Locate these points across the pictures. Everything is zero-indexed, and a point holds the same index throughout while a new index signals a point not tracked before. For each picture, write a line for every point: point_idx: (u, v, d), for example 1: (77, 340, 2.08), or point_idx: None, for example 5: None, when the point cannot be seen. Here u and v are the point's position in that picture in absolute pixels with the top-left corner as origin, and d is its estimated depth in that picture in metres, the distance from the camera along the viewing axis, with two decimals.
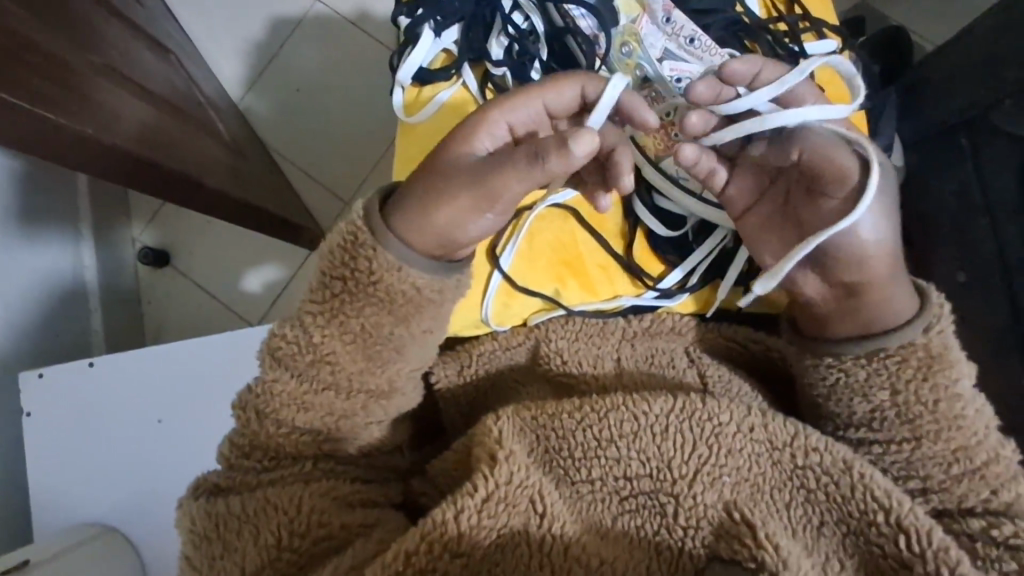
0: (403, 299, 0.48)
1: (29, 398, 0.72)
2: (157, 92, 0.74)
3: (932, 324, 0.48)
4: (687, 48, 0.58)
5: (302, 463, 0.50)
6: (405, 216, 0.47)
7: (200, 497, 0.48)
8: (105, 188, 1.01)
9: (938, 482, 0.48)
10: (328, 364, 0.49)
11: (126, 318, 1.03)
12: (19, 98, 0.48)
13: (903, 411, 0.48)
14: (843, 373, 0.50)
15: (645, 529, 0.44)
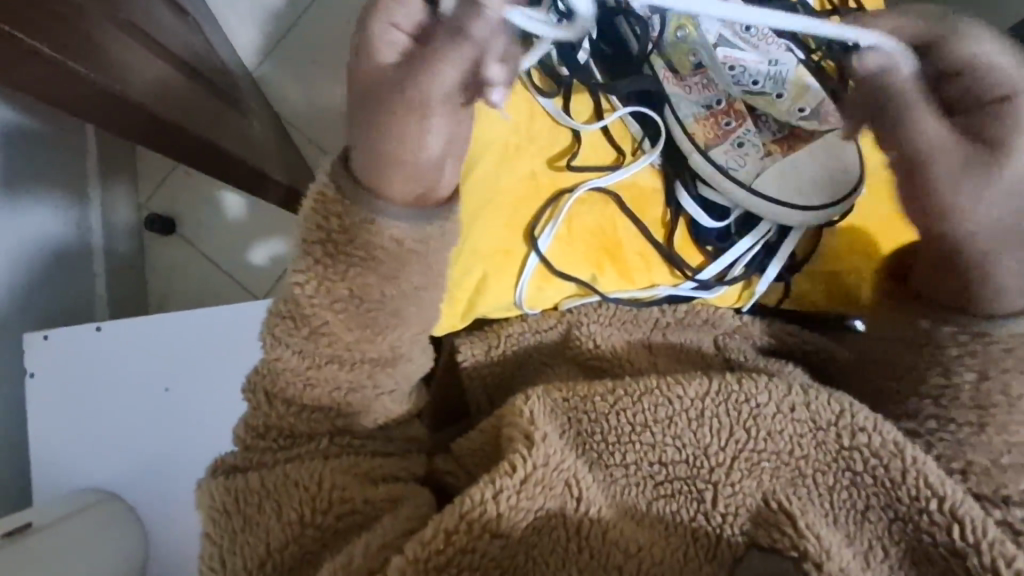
0: (387, 257, 0.45)
1: (33, 358, 0.80)
2: (167, 46, 0.82)
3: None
4: (743, 36, 0.59)
5: (318, 440, 0.50)
6: (371, 167, 0.43)
7: (219, 476, 0.49)
8: (113, 155, 1.10)
9: (983, 468, 0.46)
10: (323, 335, 0.47)
11: (128, 284, 1.12)
12: (40, 45, 0.55)
13: (979, 395, 0.47)
14: (962, 348, 0.48)
15: (681, 515, 0.43)
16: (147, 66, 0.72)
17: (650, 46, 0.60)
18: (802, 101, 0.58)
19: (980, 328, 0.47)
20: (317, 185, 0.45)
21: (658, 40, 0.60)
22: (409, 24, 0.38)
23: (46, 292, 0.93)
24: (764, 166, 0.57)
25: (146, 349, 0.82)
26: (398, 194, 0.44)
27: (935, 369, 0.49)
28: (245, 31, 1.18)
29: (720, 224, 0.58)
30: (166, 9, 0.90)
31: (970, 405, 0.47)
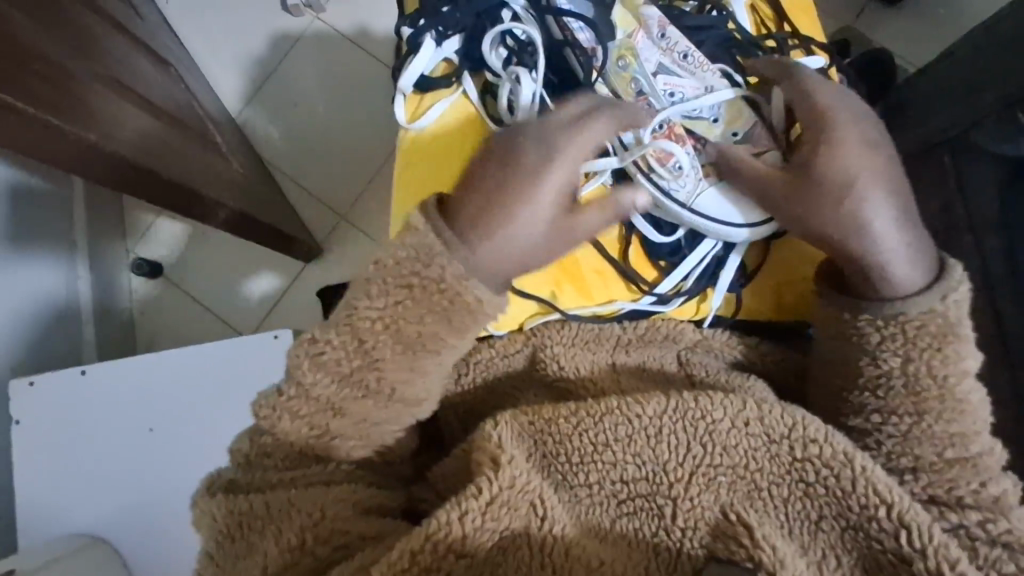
0: (464, 310, 0.50)
1: (17, 406, 0.81)
2: (149, 97, 0.85)
3: (948, 292, 0.51)
4: (681, 63, 0.62)
5: (325, 463, 0.51)
6: (483, 234, 0.49)
7: (220, 495, 0.49)
8: (100, 203, 1.13)
9: (929, 463, 0.50)
10: (375, 369, 0.50)
11: (117, 329, 1.13)
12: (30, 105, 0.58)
13: (908, 381, 0.51)
14: (882, 333, 0.51)
15: (643, 531, 0.44)
16: (128, 118, 0.75)
17: (595, 75, 0.62)
18: (735, 125, 0.61)
19: (895, 313, 0.51)
20: (412, 239, 0.49)
21: (602, 70, 0.62)
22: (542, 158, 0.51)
23: (31, 341, 0.94)
24: (704, 187, 0.58)
25: (133, 390, 0.84)
26: (498, 261, 0.50)
27: (865, 359, 0.52)
28: (228, 78, 1.22)
29: (667, 240, 0.59)
30: (148, 62, 0.94)
31: (906, 394, 0.51)
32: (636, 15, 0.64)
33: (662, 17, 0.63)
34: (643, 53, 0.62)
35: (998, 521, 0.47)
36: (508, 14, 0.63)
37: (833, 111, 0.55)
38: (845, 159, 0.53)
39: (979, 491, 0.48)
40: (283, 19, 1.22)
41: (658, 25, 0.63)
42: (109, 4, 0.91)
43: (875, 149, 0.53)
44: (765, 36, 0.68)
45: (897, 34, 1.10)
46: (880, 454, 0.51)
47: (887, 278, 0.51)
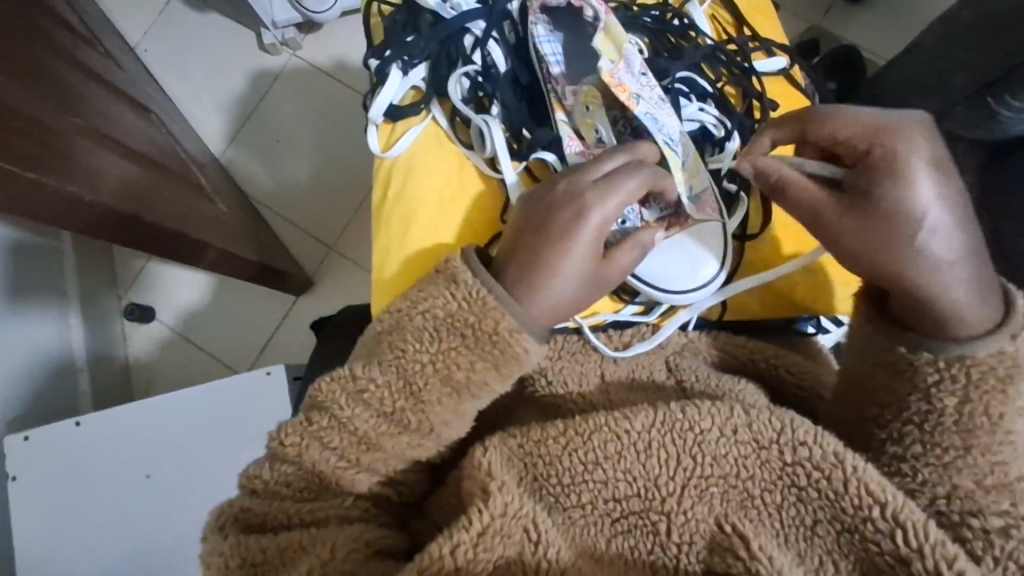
0: (511, 358, 0.50)
1: (15, 463, 0.81)
2: (130, 144, 0.86)
3: (1020, 331, 0.45)
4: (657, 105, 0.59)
5: (342, 497, 0.50)
6: (536, 283, 0.50)
7: (233, 534, 0.47)
8: (89, 253, 1.14)
9: (966, 492, 0.44)
10: (422, 409, 0.50)
11: (114, 376, 1.13)
12: (13, 163, 0.59)
13: (963, 420, 0.45)
14: (942, 373, 0.45)
15: (639, 549, 0.44)
16: (110, 166, 0.76)
17: (560, 111, 0.61)
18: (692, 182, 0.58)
19: (959, 354, 0.45)
20: (462, 291, 0.50)
21: (570, 108, 0.61)
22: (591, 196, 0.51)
23: (21, 391, 0.93)
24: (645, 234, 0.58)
25: (134, 433, 0.83)
26: (545, 309, 0.51)
27: (916, 393, 0.47)
28: (211, 119, 1.23)
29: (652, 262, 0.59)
30: (128, 110, 0.94)
31: (955, 430, 0.45)
32: (619, 48, 0.60)
33: (642, 59, 0.61)
34: (622, 82, 0.59)
35: (1021, 526, 0.42)
36: (470, 40, 0.65)
37: (900, 136, 0.46)
38: (910, 182, 0.45)
39: (1009, 512, 0.42)
40: (262, 58, 1.24)
41: (638, 65, 0.61)
42: (87, 55, 0.93)
43: (944, 173, 0.45)
44: (726, 40, 0.68)
45: (867, 29, 1.11)
46: (914, 480, 0.46)
47: (956, 321, 0.45)
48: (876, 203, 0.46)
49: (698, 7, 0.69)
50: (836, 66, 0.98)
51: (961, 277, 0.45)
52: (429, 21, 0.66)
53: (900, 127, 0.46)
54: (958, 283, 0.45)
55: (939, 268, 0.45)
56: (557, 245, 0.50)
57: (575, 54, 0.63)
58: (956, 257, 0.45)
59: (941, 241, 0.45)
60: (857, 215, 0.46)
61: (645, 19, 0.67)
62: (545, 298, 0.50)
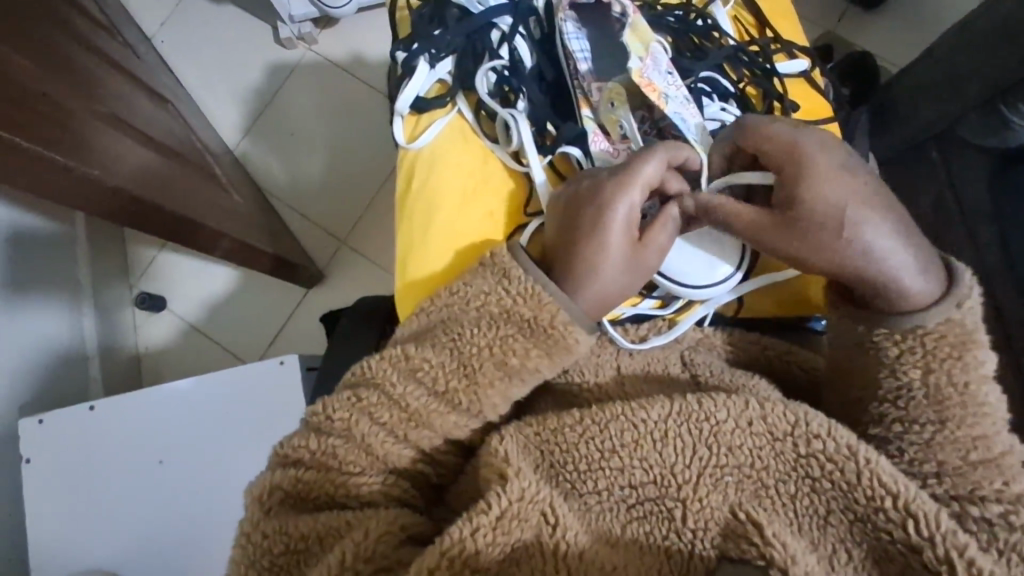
0: (561, 340, 0.51)
1: (29, 445, 0.82)
2: (148, 133, 0.87)
3: (964, 299, 0.48)
4: (679, 103, 0.60)
5: (386, 477, 0.50)
6: (576, 281, 0.52)
7: (278, 513, 0.48)
8: (102, 242, 1.15)
9: (954, 468, 0.46)
10: (473, 391, 0.51)
11: (124, 364, 1.14)
12: (39, 146, 0.60)
13: (931, 391, 0.48)
14: (901, 347, 0.49)
15: (654, 535, 0.45)
16: (130, 153, 0.77)
17: (587, 108, 0.62)
18: None
19: (912, 326, 0.48)
20: (516, 284, 0.52)
21: (595, 105, 0.62)
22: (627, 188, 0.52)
23: (31, 373, 0.94)
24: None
25: (149, 418, 0.84)
26: (591, 300, 0.52)
27: (883, 370, 0.50)
28: (226, 110, 1.24)
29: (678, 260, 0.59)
30: (146, 99, 0.95)
31: (928, 403, 0.47)
32: (646, 46, 0.62)
33: (669, 58, 0.62)
34: (651, 81, 0.60)
35: (1020, 512, 0.43)
36: (497, 35, 0.66)
37: (808, 150, 0.49)
38: (825, 188, 0.47)
39: (1004, 493, 0.44)
40: (279, 51, 1.25)
41: (665, 64, 0.61)
42: (106, 43, 0.94)
43: (854, 175, 0.48)
44: (749, 41, 0.69)
45: (881, 37, 1.12)
46: (905, 461, 0.48)
47: (907, 300, 0.48)
48: (803, 214, 0.48)
49: (721, 8, 0.70)
50: (850, 72, 1.00)
51: (909, 263, 0.47)
52: (457, 16, 0.67)
53: (805, 142, 0.49)
54: (908, 265, 0.47)
55: (890, 259, 0.47)
56: (584, 236, 0.51)
57: (603, 52, 0.63)
58: (904, 246, 0.47)
59: (879, 235, 0.47)
60: (795, 224, 0.48)
61: (669, 19, 0.68)
62: (593, 290, 0.52)
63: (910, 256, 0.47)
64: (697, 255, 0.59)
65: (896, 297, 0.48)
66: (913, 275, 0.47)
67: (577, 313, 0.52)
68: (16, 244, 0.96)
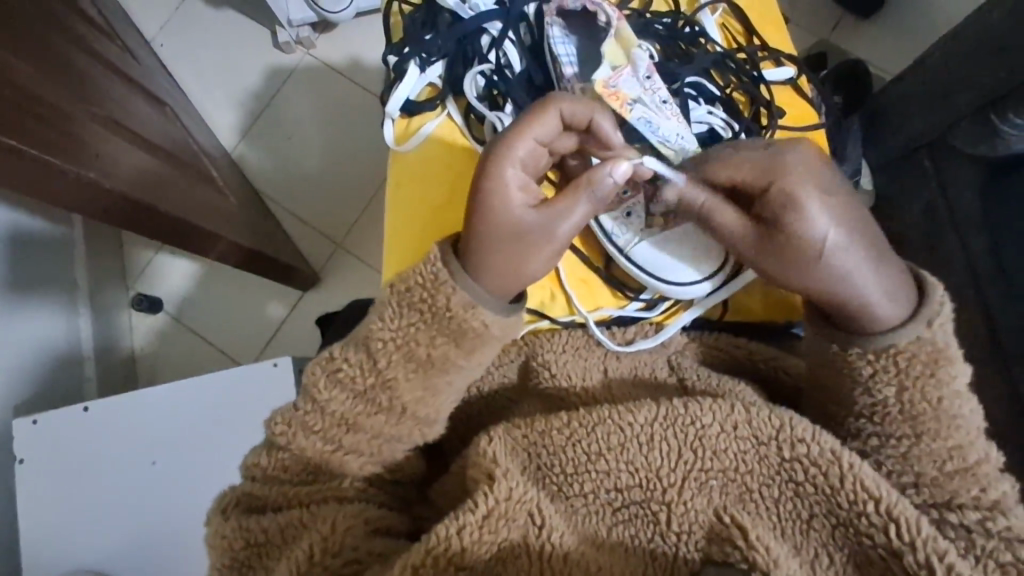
0: (471, 333, 0.50)
1: (22, 445, 0.82)
2: (145, 135, 0.87)
3: (934, 319, 0.47)
4: (660, 106, 0.60)
5: (338, 478, 0.51)
6: (486, 264, 0.49)
7: (235, 517, 0.49)
8: (98, 243, 1.15)
9: (932, 479, 0.47)
10: (388, 388, 0.50)
11: (118, 365, 1.15)
12: (34, 147, 0.60)
13: (905, 408, 0.48)
14: (874, 365, 0.48)
15: (639, 538, 0.45)
16: (125, 155, 0.77)
17: None
18: None
19: (884, 345, 0.48)
20: (423, 267, 0.50)
21: None
22: (528, 161, 0.51)
23: (27, 374, 0.95)
24: (642, 239, 0.60)
25: (141, 419, 0.85)
26: (500, 283, 0.50)
27: (858, 388, 0.49)
28: (223, 113, 1.24)
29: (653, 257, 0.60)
30: (144, 102, 0.96)
31: (901, 418, 0.48)
32: (627, 53, 0.62)
33: (651, 61, 0.61)
34: (617, 90, 0.60)
35: (997, 519, 0.44)
36: (487, 40, 0.67)
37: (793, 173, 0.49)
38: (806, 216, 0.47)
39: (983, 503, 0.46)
40: (276, 55, 1.26)
41: (646, 68, 0.61)
42: (105, 46, 0.94)
43: (835, 200, 0.48)
44: (736, 48, 0.70)
45: (875, 47, 1.13)
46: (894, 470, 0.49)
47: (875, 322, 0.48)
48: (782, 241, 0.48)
49: (709, 15, 0.70)
50: (842, 79, 1.00)
51: (877, 286, 0.47)
52: (449, 20, 0.68)
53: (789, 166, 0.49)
54: (876, 288, 0.47)
55: (858, 283, 0.47)
56: (523, 246, 0.49)
57: (585, 56, 0.65)
58: (875, 271, 0.47)
59: (849, 263, 0.47)
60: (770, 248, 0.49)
61: (657, 27, 0.68)
62: (499, 273, 0.49)
63: (881, 280, 0.47)
64: (667, 251, 0.60)
65: (862, 317, 0.48)
66: (882, 297, 0.47)
67: (482, 297, 0.50)
68: (13, 245, 0.96)
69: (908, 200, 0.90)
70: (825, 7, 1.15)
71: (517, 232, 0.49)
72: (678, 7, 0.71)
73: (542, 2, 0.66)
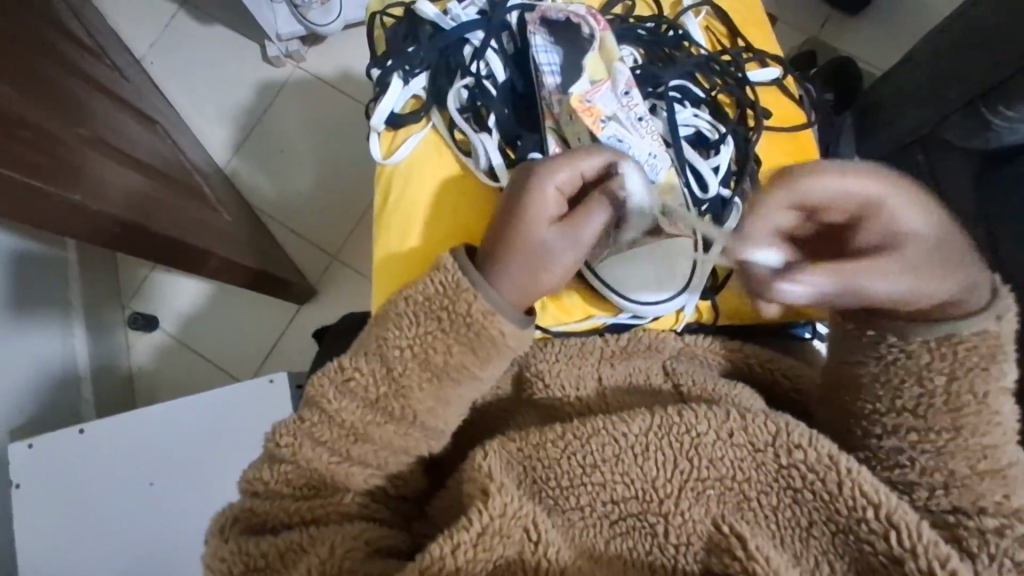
0: (488, 341, 0.51)
1: (19, 470, 0.82)
2: (136, 156, 0.87)
3: (1003, 313, 0.47)
4: (635, 123, 0.61)
5: (340, 494, 0.50)
6: (510, 271, 0.51)
7: (234, 538, 0.47)
8: (93, 263, 1.15)
9: (963, 479, 0.46)
10: (401, 395, 0.51)
11: (117, 384, 1.14)
12: (21, 172, 0.60)
13: (952, 399, 0.47)
14: (933, 352, 0.47)
15: (637, 550, 0.44)
16: (116, 176, 0.77)
17: (549, 121, 0.63)
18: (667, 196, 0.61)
19: (947, 334, 0.47)
20: (440, 275, 0.51)
21: (557, 117, 0.63)
22: (565, 188, 0.52)
23: (25, 398, 0.94)
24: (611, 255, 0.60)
25: (139, 439, 0.84)
26: (517, 293, 0.51)
27: (906, 378, 0.48)
28: (214, 129, 1.24)
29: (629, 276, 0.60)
30: (134, 122, 0.96)
31: (945, 411, 0.47)
32: (608, 66, 0.63)
33: (631, 77, 0.62)
34: (593, 105, 0.60)
35: (1015, 525, 0.44)
36: (470, 51, 0.67)
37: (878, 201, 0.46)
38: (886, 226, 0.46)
39: (1005, 504, 0.45)
40: (266, 69, 1.26)
41: (625, 83, 0.62)
42: (94, 68, 0.94)
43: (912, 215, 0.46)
44: (720, 51, 0.70)
45: (864, 42, 1.12)
46: (913, 472, 0.48)
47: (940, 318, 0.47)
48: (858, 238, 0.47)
49: (692, 18, 0.70)
50: (832, 76, 1.00)
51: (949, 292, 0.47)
52: (430, 32, 0.68)
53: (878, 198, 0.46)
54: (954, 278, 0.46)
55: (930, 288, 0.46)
56: (549, 257, 0.51)
57: (570, 66, 0.64)
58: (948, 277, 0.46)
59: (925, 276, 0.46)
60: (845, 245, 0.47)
61: (639, 32, 0.68)
62: (516, 280, 0.51)
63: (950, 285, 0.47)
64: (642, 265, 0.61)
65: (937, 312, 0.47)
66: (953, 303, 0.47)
67: (501, 304, 0.51)
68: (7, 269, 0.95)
69: None
70: (810, 4, 1.15)
71: (541, 251, 0.51)
72: (661, 10, 0.71)
73: (524, 11, 0.66)
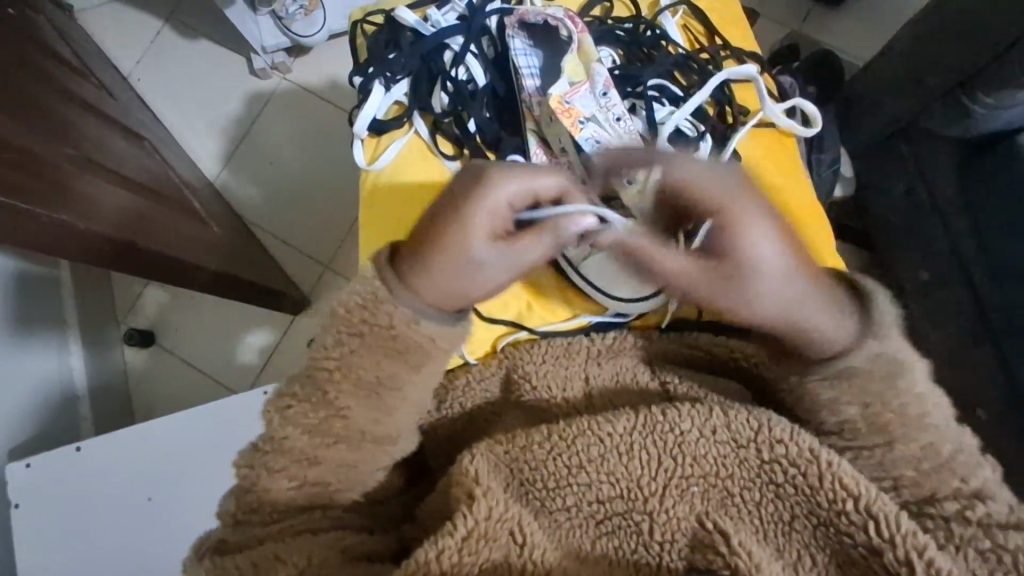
0: (417, 347, 0.49)
1: (17, 490, 0.82)
2: (125, 173, 0.88)
3: (881, 331, 0.48)
4: (614, 124, 0.62)
5: (308, 512, 0.50)
6: (431, 280, 0.47)
7: (207, 558, 0.47)
8: (88, 281, 1.16)
9: (911, 480, 0.46)
10: (331, 415, 0.49)
11: (114, 401, 1.14)
12: (9, 195, 0.61)
13: (871, 420, 0.48)
14: (831, 387, 0.48)
15: (623, 549, 0.45)
16: (106, 195, 0.77)
17: (529, 123, 0.64)
18: None
19: (840, 367, 0.48)
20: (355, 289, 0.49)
21: (538, 118, 0.64)
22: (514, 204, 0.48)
23: (24, 422, 0.94)
24: None
25: (135, 455, 0.84)
26: (441, 297, 0.48)
27: (819, 408, 0.49)
28: (204, 143, 1.25)
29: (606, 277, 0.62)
30: (124, 140, 0.96)
31: (870, 429, 0.48)
32: (587, 66, 0.64)
33: (609, 76, 0.63)
34: (572, 106, 0.61)
35: (975, 507, 0.44)
36: (450, 56, 0.68)
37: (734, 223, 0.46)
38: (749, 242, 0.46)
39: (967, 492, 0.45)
40: (254, 81, 1.27)
41: (603, 83, 0.63)
42: (81, 87, 0.95)
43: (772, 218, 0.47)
44: (699, 50, 0.70)
45: (846, 32, 1.13)
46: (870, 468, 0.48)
47: (748, 310, 0.48)
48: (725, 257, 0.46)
49: (670, 18, 0.71)
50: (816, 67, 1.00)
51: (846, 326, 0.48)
52: (411, 37, 0.68)
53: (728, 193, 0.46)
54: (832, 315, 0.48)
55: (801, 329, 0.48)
56: (476, 271, 0.48)
57: (549, 68, 0.65)
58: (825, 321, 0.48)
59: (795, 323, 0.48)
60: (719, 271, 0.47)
61: (619, 33, 0.69)
62: (439, 287, 0.48)
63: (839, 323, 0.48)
64: None
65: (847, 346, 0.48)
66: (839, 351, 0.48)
67: (422, 309, 0.48)
68: (7, 291, 0.95)
69: (885, 184, 0.92)
70: None
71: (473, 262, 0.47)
72: (638, 10, 0.72)
73: (503, 16, 0.67)
